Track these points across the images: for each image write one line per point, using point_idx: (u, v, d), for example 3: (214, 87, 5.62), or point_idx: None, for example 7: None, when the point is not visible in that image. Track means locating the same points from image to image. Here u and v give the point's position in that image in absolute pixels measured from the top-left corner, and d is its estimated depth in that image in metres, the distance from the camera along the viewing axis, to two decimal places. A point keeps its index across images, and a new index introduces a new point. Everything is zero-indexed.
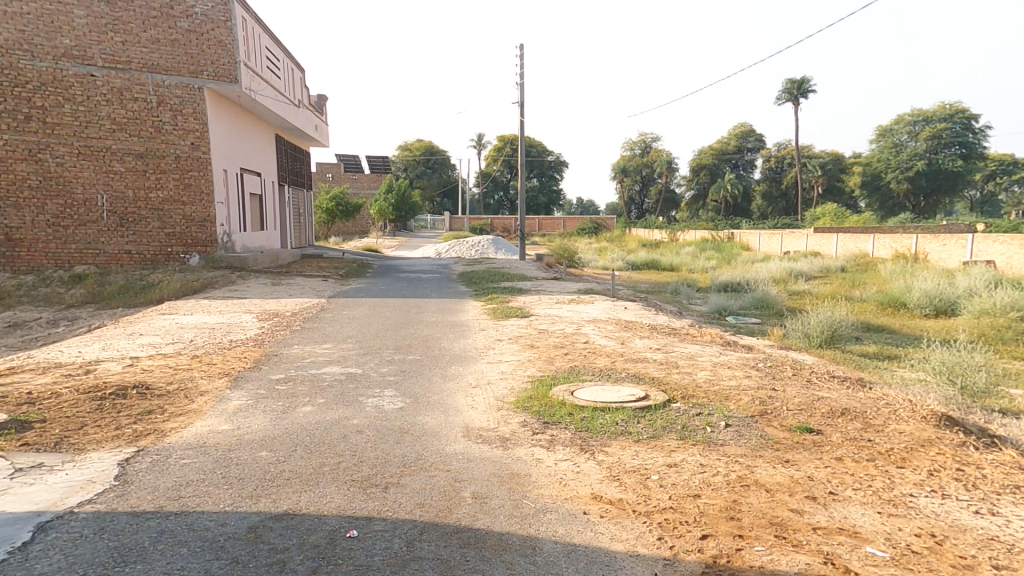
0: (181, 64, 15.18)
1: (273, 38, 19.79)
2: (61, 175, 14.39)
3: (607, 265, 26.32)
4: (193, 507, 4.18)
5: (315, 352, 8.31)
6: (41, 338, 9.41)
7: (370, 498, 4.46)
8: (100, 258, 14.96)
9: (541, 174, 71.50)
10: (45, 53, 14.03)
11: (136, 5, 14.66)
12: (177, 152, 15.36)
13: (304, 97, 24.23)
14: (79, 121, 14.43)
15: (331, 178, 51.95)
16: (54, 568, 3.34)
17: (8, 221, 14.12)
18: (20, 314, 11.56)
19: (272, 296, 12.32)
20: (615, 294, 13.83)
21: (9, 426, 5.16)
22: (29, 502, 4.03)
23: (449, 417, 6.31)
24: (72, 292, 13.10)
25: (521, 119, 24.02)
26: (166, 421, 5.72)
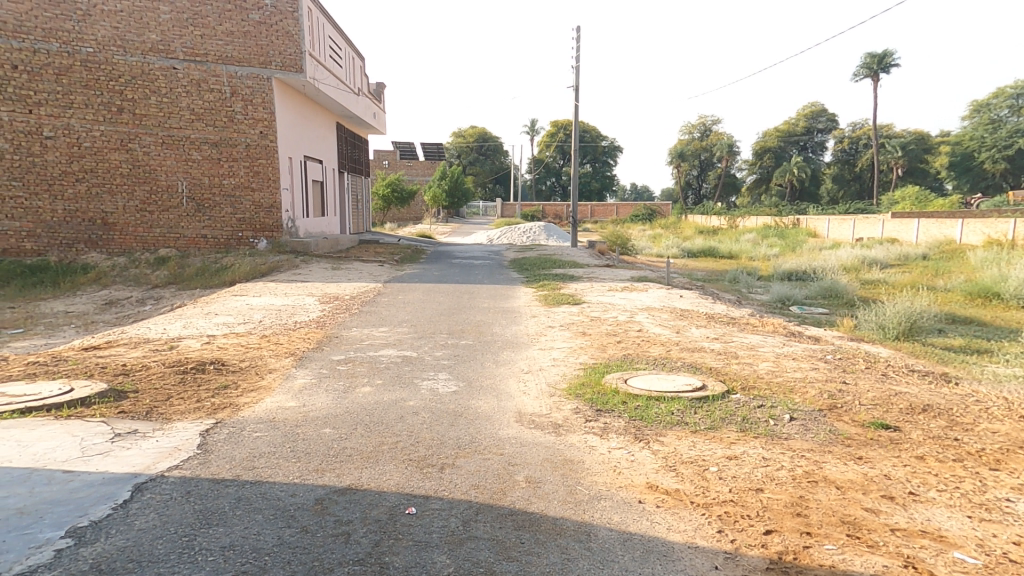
0: (252, 55, 15.85)
1: (336, 28, 20.34)
2: (147, 163, 15.44)
3: (662, 253, 25.78)
4: (266, 477, 4.46)
5: (372, 335, 8.58)
6: (132, 315, 10.23)
7: (426, 478, 4.60)
8: (181, 242, 15.97)
9: (595, 159, 70.66)
10: (135, 48, 15.02)
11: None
12: (247, 140, 16.14)
13: (364, 87, 24.85)
14: (163, 111, 15.40)
15: (387, 165, 53.20)
16: (150, 525, 3.66)
17: (103, 207, 15.31)
18: (115, 293, 12.63)
19: (333, 280, 12.83)
20: (670, 281, 13.47)
21: (109, 395, 5.65)
22: (128, 464, 4.42)
23: (501, 402, 6.39)
24: (157, 273, 14.17)
25: (576, 103, 23.68)
26: (240, 395, 6.11)
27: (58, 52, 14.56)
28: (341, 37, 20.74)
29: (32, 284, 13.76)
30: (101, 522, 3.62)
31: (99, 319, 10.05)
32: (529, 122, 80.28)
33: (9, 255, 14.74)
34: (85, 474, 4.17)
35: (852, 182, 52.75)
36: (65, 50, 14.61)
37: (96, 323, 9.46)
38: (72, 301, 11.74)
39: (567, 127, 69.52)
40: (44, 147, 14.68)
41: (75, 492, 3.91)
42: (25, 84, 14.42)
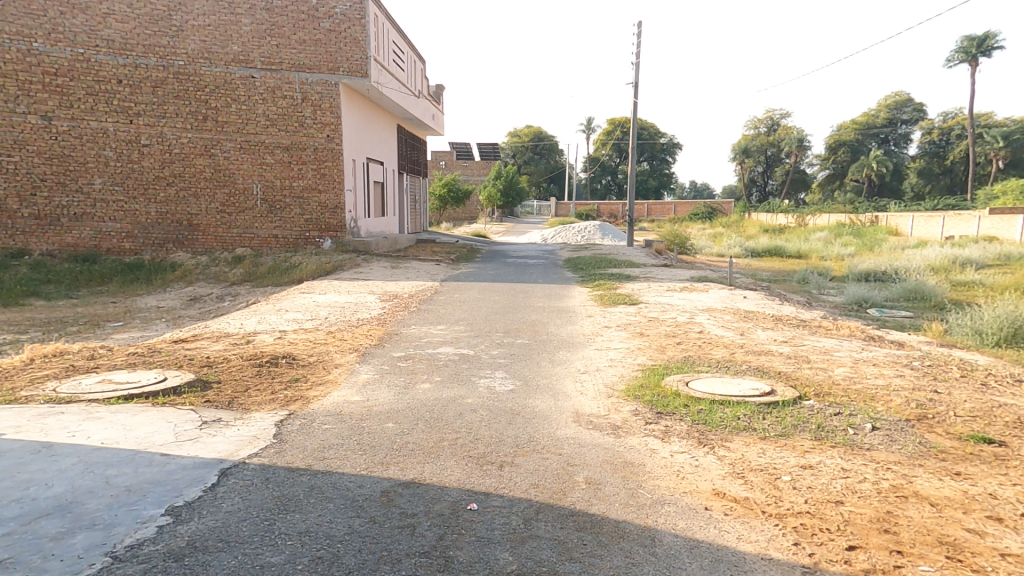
0: (321, 62, 16.54)
1: (400, 32, 20.90)
2: (227, 167, 16.43)
3: (723, 252, 24.98)
4: (336, 468, 4.64)
5: (430, 333, 8.75)
6: (213, 311, 10.91)
7: (486, 475, 4.64)
8: (255, 242, 16.88)
9: (652, 157, 69.13)
10: (219, 60, 15.99)
11: (287, 9, 16.15)
12: (315, 144, 16.86)
13: (424, 89, 25.41)
14: (242, 118, 16.35)
15: (444, 166, 54.31)
16: (235, 508, 3.88)
17: (188, 209, 16.38)
18: (198, 290, 13.52)
19: (392, 279, 13.19)
20: (733, 281, 13.01)
21: (195, 384, 6.05)
22: (214, 449, 4.71)
23: (559, 401, 6.36)
24: (234, 271, 15.06)
25: (635, 99, 23.27)
26: (309, 389, 6.39)
27: (155, 66, 15.69)
28: (405, 41, 21.29)
29: (128, 280, 14.95)
30: (194, 503, 3.87)
31: (185, 314, 10.77)
32: (586, 120, 79.55)
33: (110, 254, 16.02)
34: (180, 458, 4.48)
35: (941, 177, 48.92)
36: (161, 63, 15.71)
37: (183, 317, 10.18)
38: (161, 296, 12.68)
39: (623, 124, 68.50)
40: (141, 154, 15.89)
41: (171, 474, 4.22)
42: (127, 97, 15.63)
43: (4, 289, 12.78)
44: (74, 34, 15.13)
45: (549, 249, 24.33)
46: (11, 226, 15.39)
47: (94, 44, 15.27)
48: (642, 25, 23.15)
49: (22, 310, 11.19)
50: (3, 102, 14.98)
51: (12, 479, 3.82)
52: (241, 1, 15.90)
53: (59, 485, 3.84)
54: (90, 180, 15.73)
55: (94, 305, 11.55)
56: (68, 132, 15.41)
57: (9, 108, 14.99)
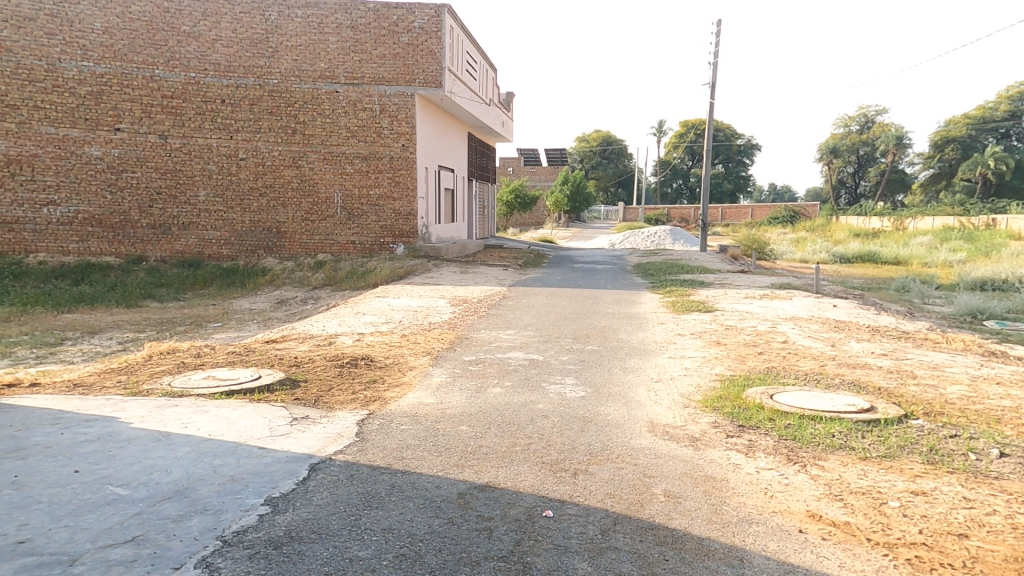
0: (399, 74, 17.23)
1: (474, 43, 21.37)
2: (312, 177, 17.39)
3: (807, 257, 23.64)
4: (414, 468, 4.73)
5: (500, 338, 8.80)
6: (298, 313, 11.56)
7: (561, 482, 4.58)
8: (334, 247, 17.74)
9: (727, 159, 66.66)
10: (308, 77, 16.99)
11: (370, 26, 16.95)
12: (391, 153, 17.55)
13: (495, 97, 25.86)
14: (326, 131, 17.28)
15: (512, 172, 55.19)
16: (325, 502, 4.04)
17: (278, 217, 17.45)
18: (284, 293, 14.38)
19: (462, 284, 13.43)
20: (819, 288, 12.23)
21: (285, 382, 6.41)
22: (304, 445, 4.95)
23: (632, 410, 6.18)
24: (316, 276, 15.94)
25: (712, 100, 22.55)
26: (386, 390, 6.60)
27: (252, 85, 16.88)
28: (478, 51, 21.75)
29: (226, 284, 16.14)
30: (288, 494, 4.07)
31: (274, 315, 11.45)
32: (657, 123, 78.41)
33: (211, 259, 17.32)
34: (275, 452, 4.73)
35: None
36: (258, 83, 16.88)
37: (272, 319, 10.84)
38: (254, 300, 13.54)
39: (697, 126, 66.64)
40: (238, 167, 17.11)
41: (268, 466, 4.46)
42: (228, 114, 16.88)
43: (125, 291, 14.23)
44: (188, 60, 16.50)
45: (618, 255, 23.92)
46: (131, 235, 16.93)
47: (203, 67, 16.60)
48: (721, 24, 22.47)
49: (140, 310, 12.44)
50: (129, 124, 16.50)
51: (138, 463, 4.17)
52: (329, 21, 16.84)
53: (176, 471, 4.16)
54: (196, 192, 17.08)
55: (198, 307, 12.55)
56: (179, 149, 16.82)
57: (133, 129, 16.53)
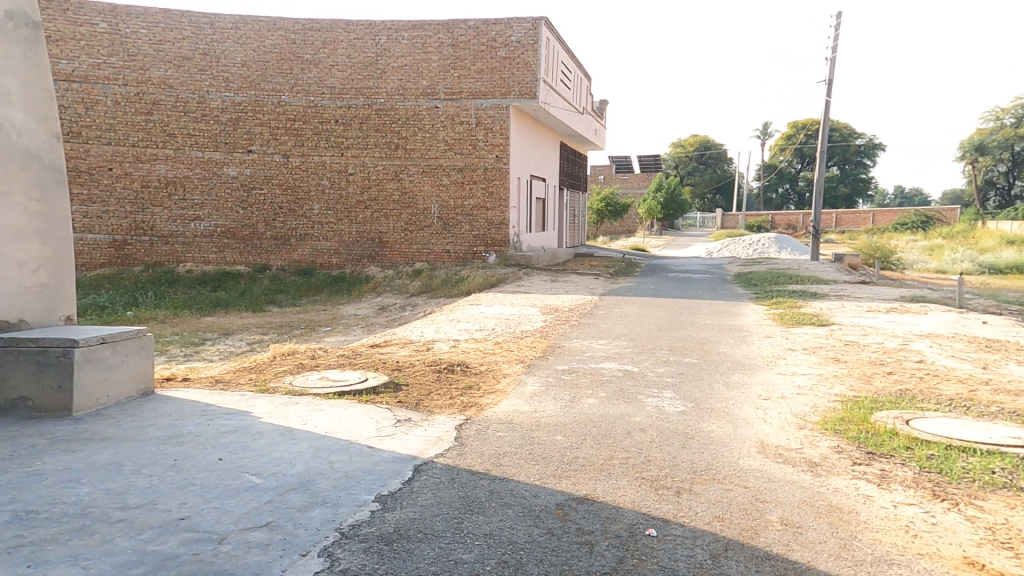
0: (496, 87, 17.78)
1: (569, 53, 21.58)
2: (411, 190, 18.37)
3: (945, 268, 21.06)
4: (511, 475, 4.72)
5: (592, 347, 8.65)
6: (398, 319, 12.16)
7: (663, 500, 4.35)
8: (430, 256, 18.53)
9: (845, 161, 61.48)
10: (411, 94, 18.02)
11: (469, 42, 17.72)
12: (485, 164, 18.12)
13: (589, 105, 25.85)
14: (425, 144, 18.18)
15: (603, 181, 55.02)
16: (429, 503, 4.14)
17: (380, 228, 18.56)
18: (384, 300, 15.23)
19: (552, 292, 13.44)
20: (962, 302, 10.81)
21: (388, 386, 6.71)
22: (408, 446, 5.14)
23: (738, 428, 5.77)
24: (414, 284, 16.79)
25: (828, 98, 20.97)
26: (482, 396, 6.69)
27: (362, 105, 18.14)
28: (573, 61, 21.90)
29: (335, 291, 17.42)
30: (396, 493, 4.22)
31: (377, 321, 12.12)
32: (762, 125, 74.62)
33: (322, 268, 18.70)
34: (383, 452, 4.94)
35: None
36: (367, 103, 18.11)
37: (375, 324, 11.47)
38: (359, 306, 14.48)
39: (809, 126, 62.33)
40: (348, 182, 18.42)
41: (377, 464, 4.67)
42: (340, 133, 18.25)
43: (253, 297, 15.75)
44: (309, 85, 18.04)
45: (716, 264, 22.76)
46: (258, 246, 18.65)
47: (321, 91, 18.06)
48: (840, 16, 20.91)
49: (265, 314, 13.80)
50: (260, 146, 18.24)
51: (268, 455, 4.54)
52: (433, 41, 17.81)
53: (299, 464, 4.47)
54: (311, 206, 18.58)
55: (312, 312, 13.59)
56: (299, 166, 18.37)
57: (263, 150, 18.27)
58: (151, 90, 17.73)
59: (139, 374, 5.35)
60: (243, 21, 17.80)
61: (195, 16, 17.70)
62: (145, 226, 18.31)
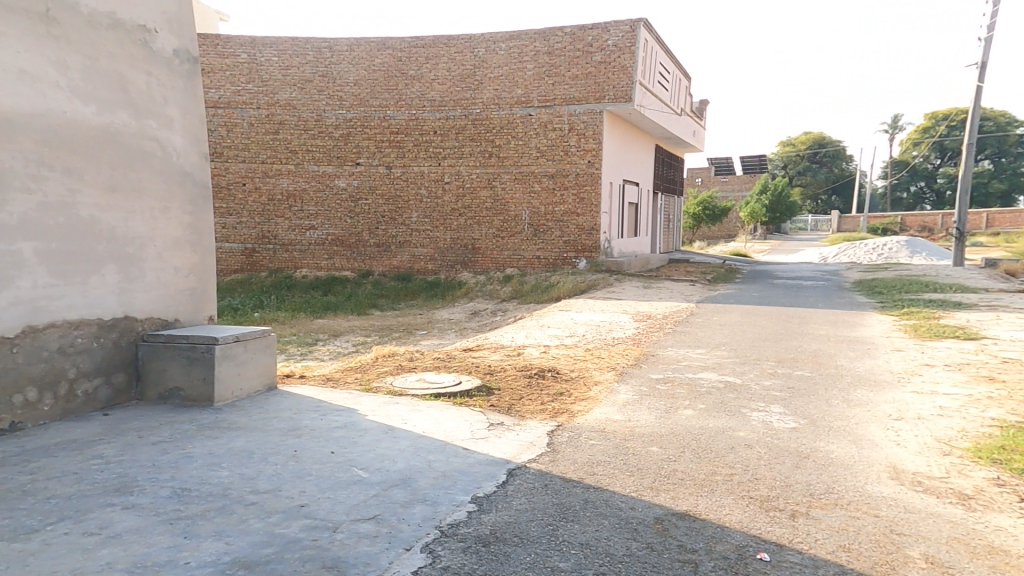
0: (590, 93, 17.76)
1: (669, 52, 20.97)
2: (503, 197, 18.83)
3: None
4: (606, 485, 4.58)
5: (689, 356, 8.24)
6: (489, 324, 12.41)
7: (776, 523, 3.99)
8: (521, 262, 18.85)
9: (999, 153, 54.01)
10: (506, 103, 18.47)
11: (565, 49, 17.81)
12: (577, 170, 18.17)
13: (688, 106, 24.91)
14: (518, 152, 18.56)
15: (701, 184, 52.88)
16: (524, 507, 4.12)
17: (473, 235, 19.17)
18: (476, 305, 15.66)
19: (645, 299, 13.06)
20: None
21: (480, 390, 6.83)
22: (501, 450, 5.17)
23: (864, 450, 5.18)
24: (504, 289, 17.13)
25: (980, 85, 18.59)
26: (573, 403, 6.60)
27: (459, 115, 18.87)
28: (671, 61, 21.30)
29: (431, 296, 18.20)
30: (491, 496, 4.25)
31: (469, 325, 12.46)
32: (892, 119, 67.71)
33: (419, 274, 19.66)
34: (477, 454, 5.01)
35: None
36: (464, 113, 18.82)
37: (467, 329, 11.79)
38: (453, 310, 15.01)
39: (953, 117, 55.52)
40: (444, 190, 19.23)
41: (472, 466, 4.74)
42: (438, 144, 19.11)
43: (357, 301, 16.91)
44: (411, 100, 19.09)
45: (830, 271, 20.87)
46: (363, 253, 19.96)
47: (423, 104, 19.03)
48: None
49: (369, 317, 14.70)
50: (367, 158, 19.53)
51: (373, 451, 4.78)
52: (529, 50, 18.13)
53: (400, 462, 4.67)
54: (410, 214, 19.59)
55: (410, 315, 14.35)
56: (400, 177, 19.47)
57: (369, 162, 19.55)
58: (279, 111, 19.56)
59: (264, 371, 5.89)
60: (357, 43, 19.20)
61: (317, 42, 19.32)
62: (270, 235, 20.22)
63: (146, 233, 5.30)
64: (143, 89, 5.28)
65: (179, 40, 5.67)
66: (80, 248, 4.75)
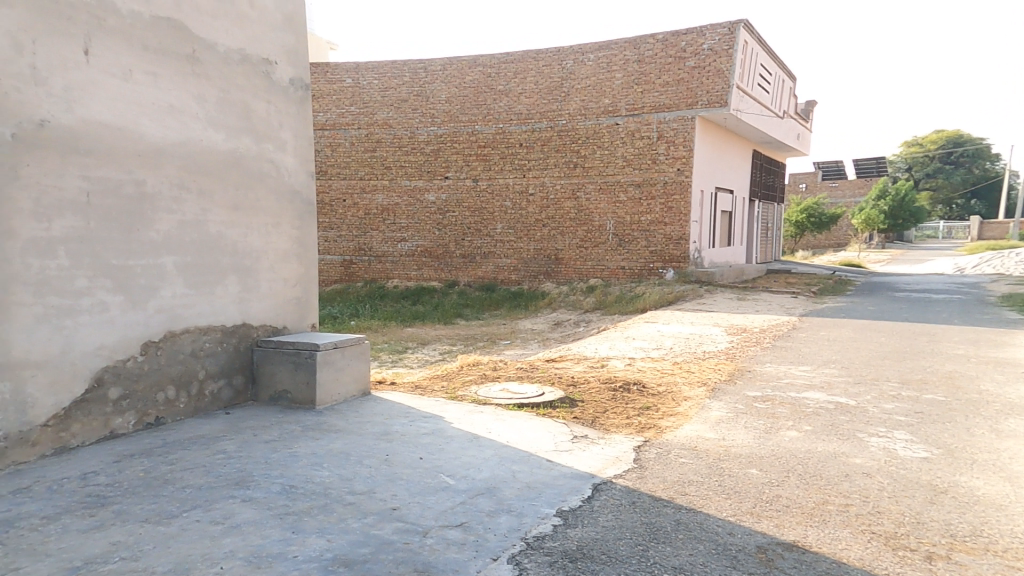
0: (682, 99, 17.22)
1: (771, 52, 19.81)
2: (587, 207, 18.72)
3: None
4: (700, 506, 4.29)
5: (792, 374, 7.60)
6: (572, 334, 12.29)
7: (906, 565, 3.52)
8: (604, 273, 18.62)
9: None
10: (592, 113, 18.38)
11: (656, 56, 17.42)
12: (665, 178, 17.66)
13: (793, 109, 23.34)
14: (603, 162, 18.39)
15: (805, 190, 49.31)
16: (611, 525, 3.96)
17: (556, 246, 19.20)
18: (559, 315, 15.62)
19: (740, 311, 12.31)
20: None
21: (563, 401, 6.74)
22: (585, 464, 5.04)
23: (1017, 490, 4.45)
24: (588, 300, 16.95)
25: None
26: (661, 418, 6.31)
27: (545, 127, 19.06)
28: (775, 62, 20.12)
29: (514, 306, 18.42)
30: (577, 510, 4.13)
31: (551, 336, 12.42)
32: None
33: (503, 284, 20.00)
34: (561, 466, 4.92)
35: None
36: (550, 125, 18.98)
37: (550, 339, 11.75)
38: (535, 320, 15.07)
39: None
40: (528, 202, 19.47)
41: (557, 479, 4.65)
42: (524, 156, 19.42)
43: (444, 311, 17.51)
44: (499, 114, 19.57)
45: (964, 284, 18.38)
46: (449, 263, 20.67)
47: (510, 118, 19.45)
48: None
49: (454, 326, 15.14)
50: (455, 173, 20.26)
51: (459, 459, 4.85)
52: (618, 59, 17.95)
53: (485, 470, 4.69)
54: (495, 226, 20.01)
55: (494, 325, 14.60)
56: (486, 189, 19.98)
57: (456, 176, 20.25)
58: (377, 130, 20.80)
59: (358, 376, 6.21)
60: (449, 63, 20.04)
61: (414, 63, 20.36)
62: (366, 248, 21.47)
63: (261, 247, 5.83)
64: (263, 116, 5.83)
65: (295, 69, 6.20)
66: (208, 260, 5.30)
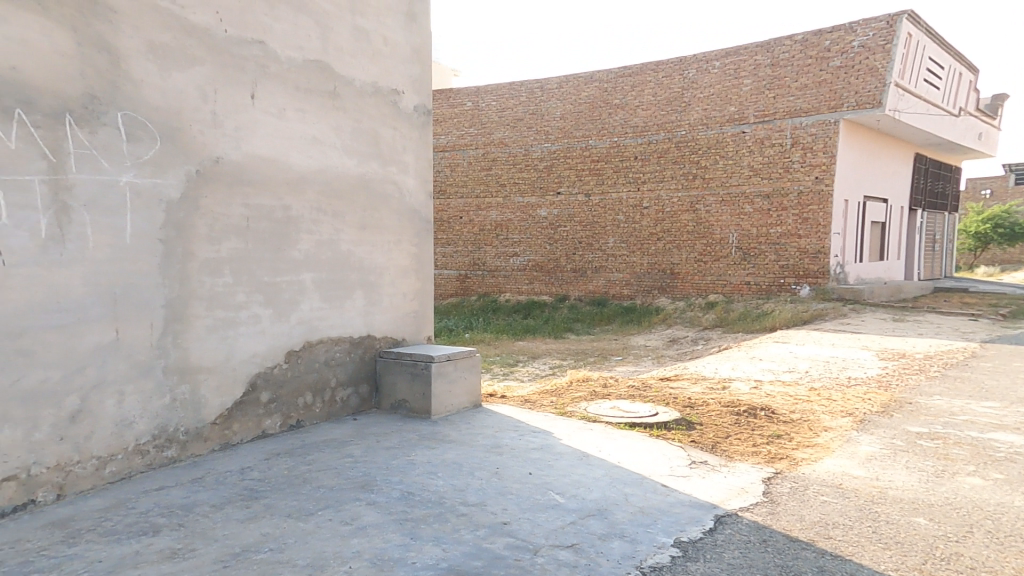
0: (824, 102, 15.67)
1: (941, 42, 17.27)
2: (707, 220, 17.70)
3: None
4: (850, 555, 3.73)
5: (970, 410, 6.39)
6: (689, 353, 11.60)
7: None
8: (726, 288, 17.39)
9: None
10: (715, 122, 17.42)
11: (794, 58, 16.12)
12: (800, 188, 16.13)
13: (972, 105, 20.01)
14: (726, 172, 17.29)
15: (988, 195, 41.81)
16: (738, 563, 3.59)
17: (672, 260, 18.37)
18: (676, 332, 14.86)
19: (895, 334, 10.71)
20: None
21: (680, 423, 6.33)
22: (706, 492, 4.65)
23: None
24: (707, 317, 15.94)
25: None
26: (795, 449, 5.65)
27: (662, 139, 18.46)
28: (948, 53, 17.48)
29: (626, 321, 17.89)
30: (697, 543, 3.81)
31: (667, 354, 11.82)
32: None
33: (615, 299, 19.57)
34: (678, 493, 4.60)
35: None
36: (668, 136, 18.34)
37: (665, 357, 11.20)
38: (649, 337, 14.49)
39: None
40: (642, 215, 18.91)
41: (673, 506, 4.35)
42: (639, 169, 18.95)
43: (554, 325, 17.55)
44: (615, 127, 19.33)
45: None
46: (560, 277, 20.73)
47: (625, 131, 19.13)
48: None
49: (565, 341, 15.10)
50: (568, 188, 20.35)
51: (568, 477, 4.76)
52: (748, 64, 16.86)
53: (596, 491, 4.54)
54: (607, 240, 19.70)
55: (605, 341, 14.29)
56: (599, 204, 19.79)
57: (569, 191, 20.35)
58: (493, 149, 21.63)
59: (471, 387, 6.41)
60: (566, 80, 20.27)
61: (531, 83, 20.90)
62: (480, 262, 22.29)
63: (384, 262, 6.30)
64: (390, 142, 6.34)
65: (419, 97, 6.68)
66: (341, 276, 5.85)
